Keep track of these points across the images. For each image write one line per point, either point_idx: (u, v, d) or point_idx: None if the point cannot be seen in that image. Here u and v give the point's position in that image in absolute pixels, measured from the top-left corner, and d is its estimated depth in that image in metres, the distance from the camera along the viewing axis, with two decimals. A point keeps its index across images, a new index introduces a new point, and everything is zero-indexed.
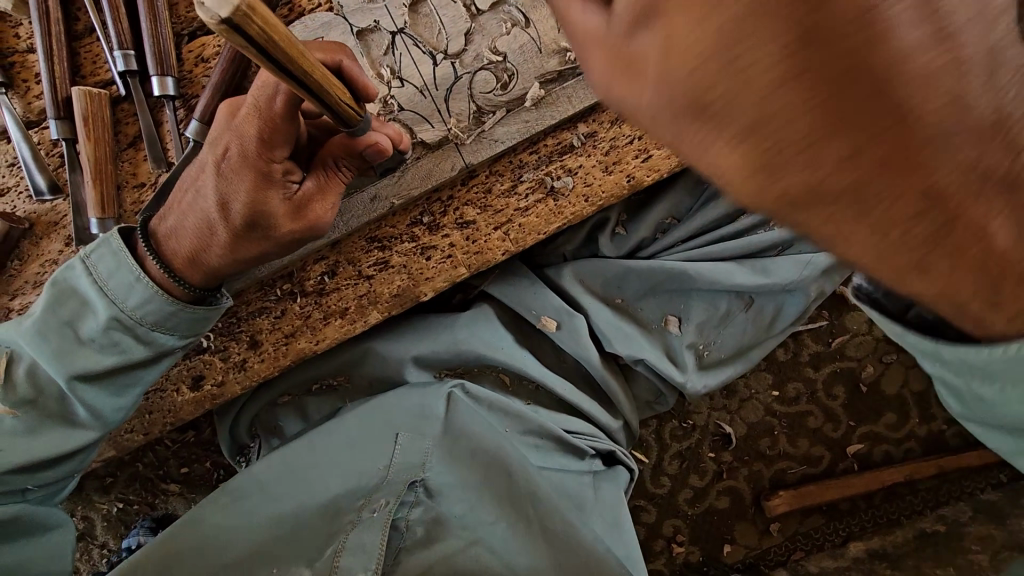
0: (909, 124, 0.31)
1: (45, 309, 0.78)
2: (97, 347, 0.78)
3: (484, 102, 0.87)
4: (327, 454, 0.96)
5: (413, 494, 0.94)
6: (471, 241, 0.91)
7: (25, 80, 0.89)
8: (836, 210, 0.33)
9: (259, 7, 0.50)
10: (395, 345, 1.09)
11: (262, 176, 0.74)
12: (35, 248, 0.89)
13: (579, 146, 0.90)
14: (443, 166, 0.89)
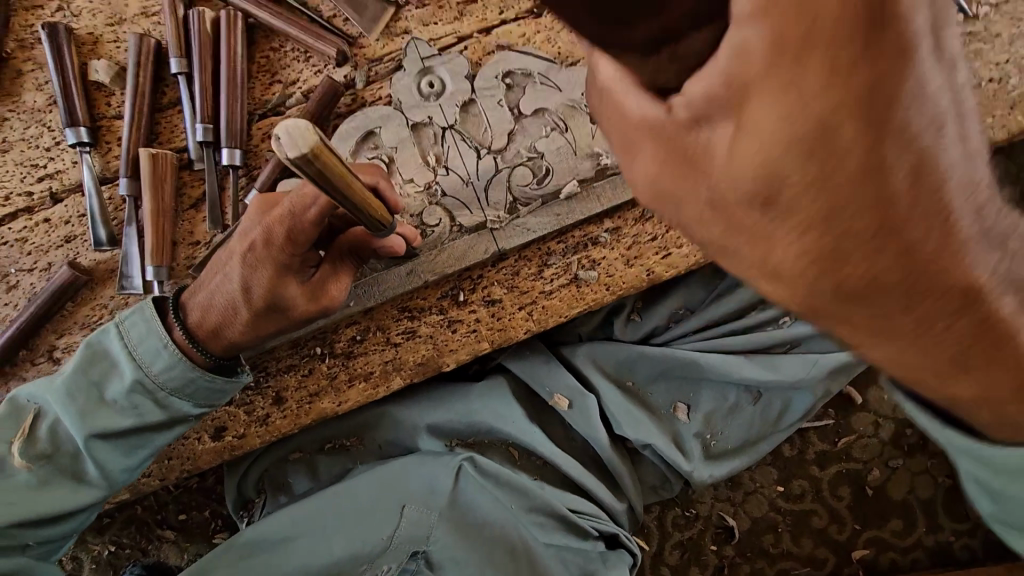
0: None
1: (75, 370, 0.83)
2: (119, 407, 0.84)
3: (520, 194, 0.94)
4: (337, 520, 0.98)
5: (415, 564, 0.97)
6: (496, 318, 0.98)
7: (108, 142, 0.98)
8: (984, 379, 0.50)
9: (323, 150, 0.55)
10: (410, 410, 1.12)
11: (282, 267, 0.80)
12: (89, 294, 0.97)
13: (604, 240, 0.97)
14: (476, 249, 0.94)
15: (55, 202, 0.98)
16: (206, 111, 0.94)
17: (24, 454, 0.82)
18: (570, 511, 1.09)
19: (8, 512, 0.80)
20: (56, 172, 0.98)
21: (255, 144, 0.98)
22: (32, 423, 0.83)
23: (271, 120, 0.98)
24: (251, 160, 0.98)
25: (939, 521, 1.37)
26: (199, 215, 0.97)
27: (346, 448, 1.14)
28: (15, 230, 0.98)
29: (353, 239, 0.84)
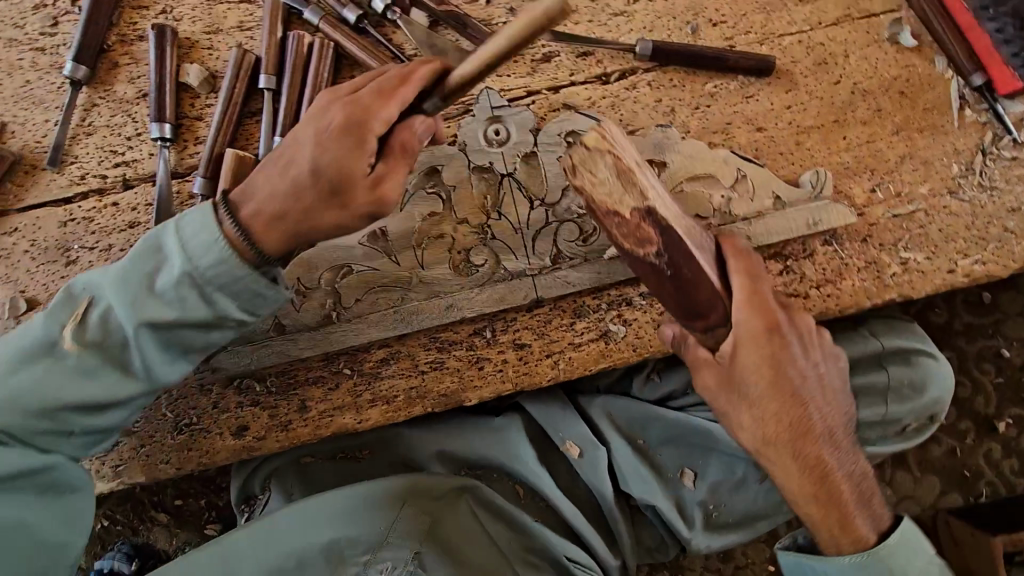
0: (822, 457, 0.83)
1: (49, 318, 0.80)
2: (77, 361, 0.79)
3: (566, 248, 0.97)
4: (342, 509, 0.99)
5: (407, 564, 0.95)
6: (523, 361, 1.01)
7: (186, 139, 1.04)
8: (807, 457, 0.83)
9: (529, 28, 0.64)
10: (424, 435, 1.16)
11: (359, 135, 0.76)
12: None
13: (638, 303, 1.01)
14: (516, 293, 0.98)
15: (126, 187, 1.04)
16: (284, 126, 1.01)
17: None
18: (566, 559, 1.06)
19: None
20: (132, 160, 1.04)
21: None
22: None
23: None
24: None
25: None
26: None
27: (357, 460, 1.17)
28: (84, 208, 1.03)
29: (413, 135, 0.79)
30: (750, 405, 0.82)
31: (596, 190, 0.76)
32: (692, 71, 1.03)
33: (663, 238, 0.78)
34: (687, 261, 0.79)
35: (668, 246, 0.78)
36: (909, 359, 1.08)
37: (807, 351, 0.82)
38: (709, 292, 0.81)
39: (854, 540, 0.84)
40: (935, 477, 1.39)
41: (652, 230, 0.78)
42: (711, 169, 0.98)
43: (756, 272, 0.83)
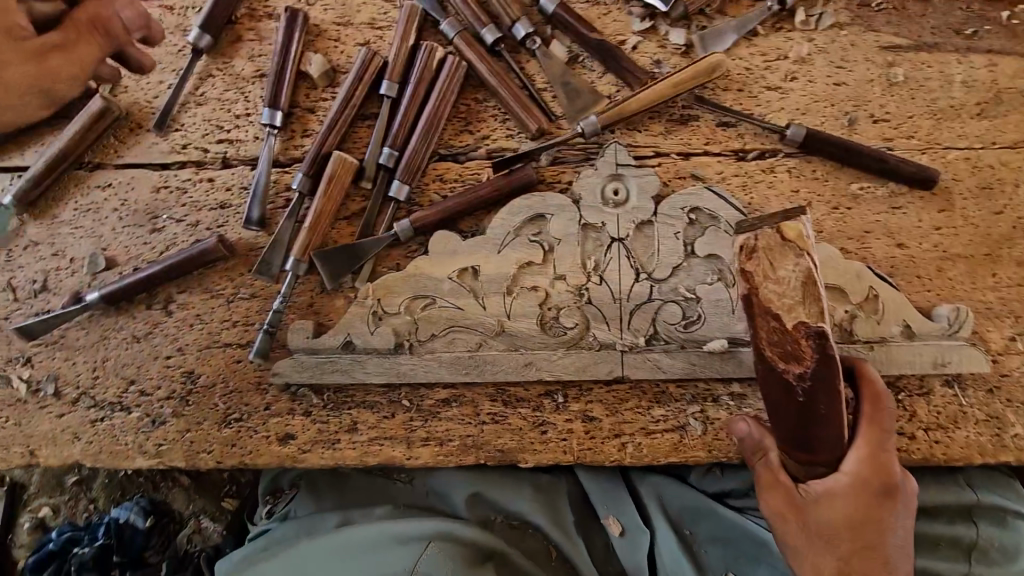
0: None
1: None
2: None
3: (663, 330, 0.90)
4: (361, 546, 0.99)
5: None
6: (590, 436, 0.94)
7: (294, 129, 1.00)
8: None
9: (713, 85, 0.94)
10: (463, 474, 1.09)
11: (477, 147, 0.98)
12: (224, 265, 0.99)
13: (725, 403, 0.93)
14: (598, 367, 0.91)
15: (225, 165, 1.00)
16: (397, 139, 0.96)
17: None
18: None
19: None
20: (236, 139, 1.01)
21: (426, 181, 0.98)
22: None
23: (450, 166, 0.98)
24: (416, 196, 0.98)
25: None
26: (350, 228, 0.98)
27: (392, 483, 1.13)
28: (179, 178, 1.01)
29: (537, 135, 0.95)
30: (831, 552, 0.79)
31: (767, 284, 0.72)
32: (838, 167, 0.94)
33: (817, 369, 0.73)
34: (828, 397, 0.74)
35: (817, 380, 0.74)
36: (1005, 521, 0.97)
37: (900, 521, 0.80)
38: (836, 435, 0.77)
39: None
40: None
41: (813, 356, 0.73)
42: (841, 280, 0.88)
43: (883, 430, 0.79)
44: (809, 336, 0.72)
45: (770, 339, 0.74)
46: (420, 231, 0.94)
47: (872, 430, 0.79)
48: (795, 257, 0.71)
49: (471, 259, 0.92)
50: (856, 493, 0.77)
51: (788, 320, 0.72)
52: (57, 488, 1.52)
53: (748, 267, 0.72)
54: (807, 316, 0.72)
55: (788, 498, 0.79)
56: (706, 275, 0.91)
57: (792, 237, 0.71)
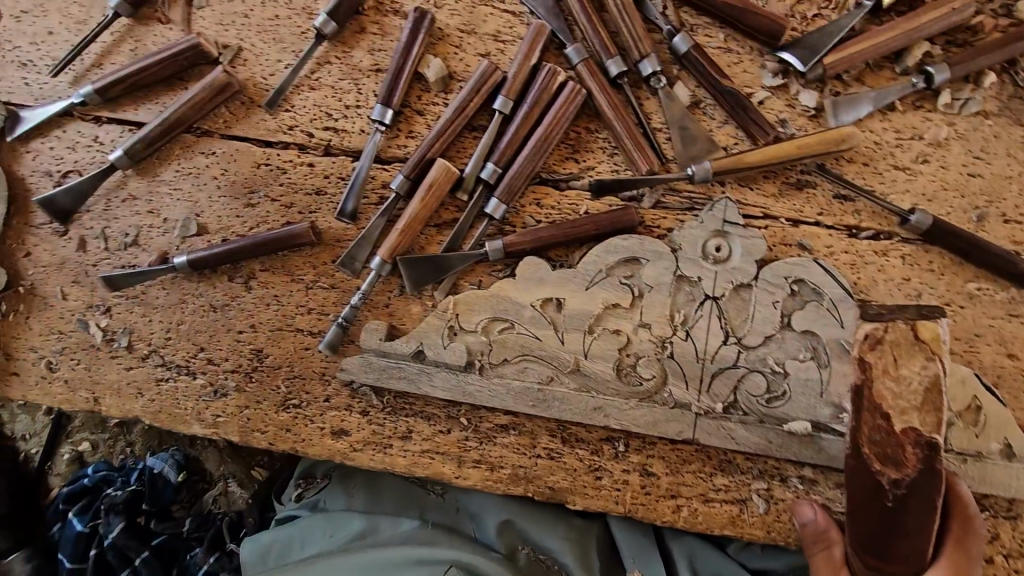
0: None
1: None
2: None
3: (743, 400, 0.87)
4: (388, 564, 1.01)
5: None
6: (645, 491, 0.92)
7: (400, 129, 0.99)
8: None
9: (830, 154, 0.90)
10: (497, 499, 1.07)
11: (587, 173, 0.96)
12: (310, 251, 0.99)
13: (792, 487, 0.89)
14: (670, 424, 0.88)
15: (327, 153, 1.01)
16: (503, 156, 0.94)
17: None
18: None
19: None
20: (343, 129, 1.01)
21: (522, 203, 0.96)
22: None
23: (549, 191, 0.96)
24: (510, 215, 0.96)
25: None
26: (439, 237, 0.97)
27: (425, 493, 1.12)
28: (280, 158, 1.01)
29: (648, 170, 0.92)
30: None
31: (884, 380, 0.69)
32: (958, 262, 0.89)
33: (917, 477, 0.69)
34: (920, 512, 0.70)
35: (912, 488, 0.69)
36: None
37: None
38: (918, 556, 0.71)
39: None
40: None
41: (915, 463, 0.69)
42: (944, 383, 0.83)
43: (971, 557, 0.73)
44: (917, 444, 0.68)
45: (870, 438, 0.70)
46: (509, 252, 0.92)
47: (957, 553, 0.73)
48: (924, 360, 0.68)
49: (558, 290, 0.91)
50: None
51: (898, 423, 0.69)
52: (100, 425, 1.57)
53: (867, 359, 0.71)
54: (922, 423, 0.68)
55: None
56: (799, 352, 0.86)
57: (926, 339, 0.68)
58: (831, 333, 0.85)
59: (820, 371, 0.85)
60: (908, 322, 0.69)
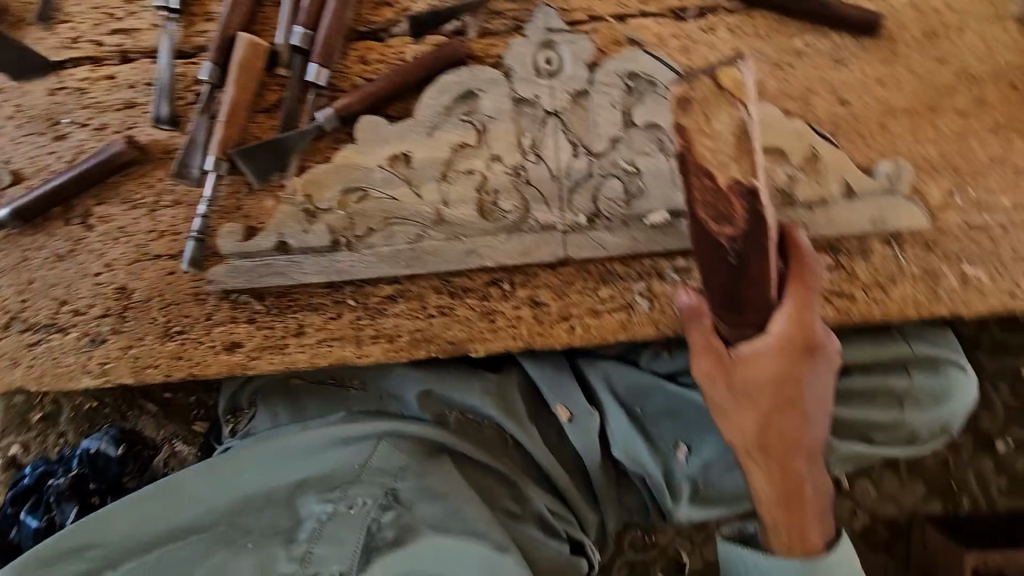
0: (786, 467, 0.85)
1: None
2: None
3: (604, 206, 0.88)
4: (312, 449, 1.05)
5: (387, 498, 0.97)
6: (539, 321, 0.93)
7: (194, 14, 0.91)
8: (775, 469, 0.85)
9: None
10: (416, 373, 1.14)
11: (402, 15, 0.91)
12: (142, 171, 0.93)
13: (672, 279, 0.92)
14: (541, 249, 0.89)
15: (126, 61, 0.92)
16: (308, 16, 0.88)
17: None
18: (547, 513, 1.11)
19: None
20: (134, 30, 0.92)
21: (347, 65, 0.91)
22: None
23: (372, 46, 0.91)
24: (337, 80, 0.91)
25: None
26: (271, 122, 0.92)
27: (345, 390, 1.15)
28: (77, 77, 0.92)
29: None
30: (753, 410, 0.82)
31: (703, 141, 0.71)
32: (781, 21, 0.90)
33: (747, 227, 0.72)
34: (756, 255, 0.73)
35: (747, 239, 0.73)
36: (935, 366, 1.05)
37: (824, 378, 0.82)
38: (762, 293, 0.76)
39: (801, 551, 0.88)
40: (921, 484, 1.40)
41: (741, 212, 0.72)
42: (780, 141, 0.87)
43: (812, 287, 0.78)
44: (741, 194, 0.72)
45: (703, 199, 0.72)
46: (343, 116, 0.88)
47: (801, 290, 0.77)
48: (728, 109, 0.71)
49: (402, 145, 0.88)
50: (778, 347, 0.78)
51: (720, 178, 0.71)
52: (22, 426, 1.50)
53: (684, 121, 0.71)
54: (741, 173, 0.71)
55: (717, 362, 0.80)
56: (646, 146, 0.87)
57: (729, 87, 0.71)
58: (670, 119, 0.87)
59: (668, 160, 0.87)
60: (710, 75, 0.71)
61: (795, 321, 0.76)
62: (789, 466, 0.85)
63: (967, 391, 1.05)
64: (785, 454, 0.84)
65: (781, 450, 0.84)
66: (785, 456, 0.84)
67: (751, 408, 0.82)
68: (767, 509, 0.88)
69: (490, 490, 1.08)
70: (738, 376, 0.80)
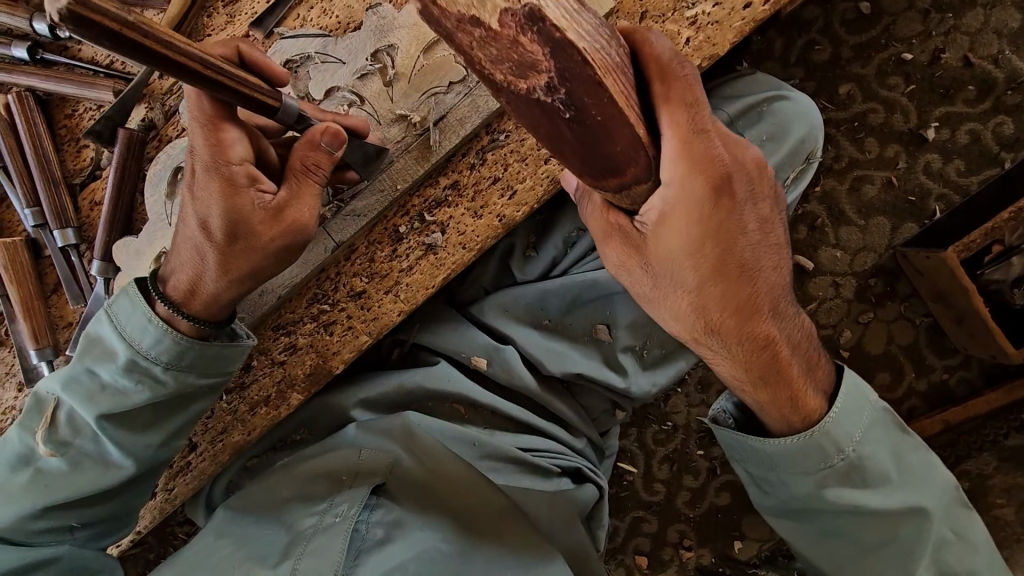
0: (762, 327, 0.88)
1: (76, 359, 0.87)
2: (123, 386, 0.86)
3: (338, 183, 0.92)
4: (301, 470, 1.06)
5: (373, 499, 1.02)
6: (366, 309, 0.96)
7: None
8: (725, 345, 0.88)
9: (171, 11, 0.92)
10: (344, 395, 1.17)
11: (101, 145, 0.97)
12: None
13: (447, 199, 0.94)
14: (316, 250, 0.95)
15: None
16: (26, 195, 0.95)
17: (48, 441, 0.88)
18: (522, 451, 1.14)
19: (49, 495, 0.88)
20: None
21: (86, 215, 0.99)
22: (52, 413, 0.88)
23: (94, 187, 0.98)
24: (87, 232, 0.99)
25: (928, 361, 1.40)
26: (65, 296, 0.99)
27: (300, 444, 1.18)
28: None
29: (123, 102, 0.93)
30: (746, 353, 0.89)
31: None
32: None
33: (559, 66, 0.61)
34: (598, 101, 0.63)
35: (567, 80, 0.62)
36: (760, 111, 1.05)
37: (747, 219, 0.83)
38: (629, 143, 0.69)
39: (794, 404, 0.89)
40: (882, 217, 1.38)
41: (542, 53, 0.60)
42: None
43: (692, 105, 0.74)
44: (526, 27, 0.59)
45: (491, 56, 0.62)
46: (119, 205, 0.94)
47: (676, 112, 0.72)
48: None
49: (154, 245, 0.93)
50: (745, 318, 0.87)
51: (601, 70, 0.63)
52: None
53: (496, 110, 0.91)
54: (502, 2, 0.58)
55: (712, 232, 0.81)
56: (338, 110, 0.90)
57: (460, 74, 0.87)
58: (341, 76, 0.90)
59: (364, 109, 0.90)
60: None
61: (680, 172, 0.75)
62: (770, 352, 0.88)
63: (805, 115, 1.05)
64: (749, 329, 0.87)
65: (747, 328, 0.87)
66: (768, 357, 0.88)
67: (678, 287, 0.84)
68: (749, 376, 0.90)
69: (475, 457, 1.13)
70: (718, 247, 0.82)
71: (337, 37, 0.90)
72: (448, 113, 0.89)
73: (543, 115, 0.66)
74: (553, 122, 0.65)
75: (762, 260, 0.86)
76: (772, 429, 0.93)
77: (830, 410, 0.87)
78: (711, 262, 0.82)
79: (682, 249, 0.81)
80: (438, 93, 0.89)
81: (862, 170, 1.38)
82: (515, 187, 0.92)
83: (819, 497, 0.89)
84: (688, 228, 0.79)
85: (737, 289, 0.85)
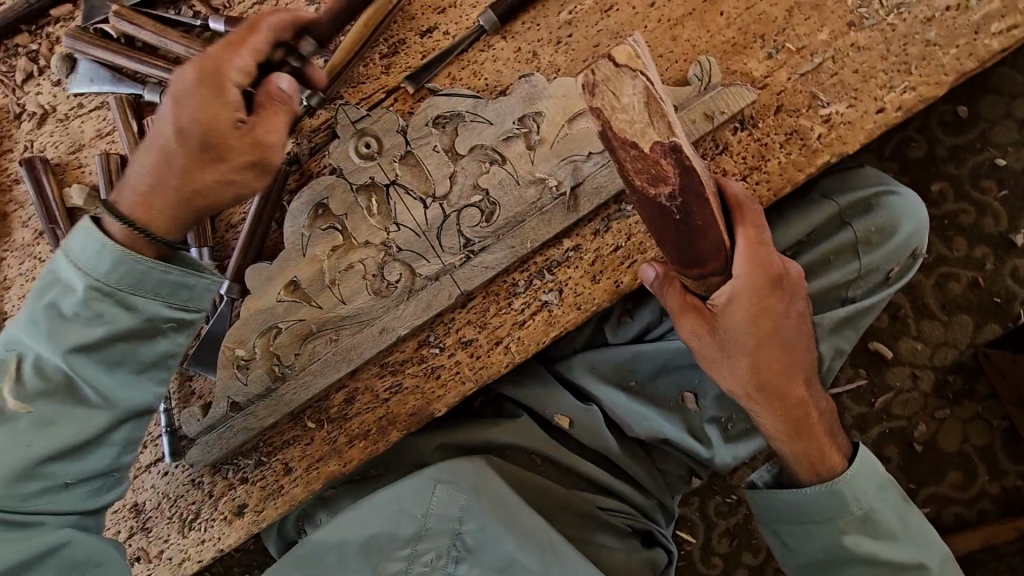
0: (804, 404, 0.91)
1: (34, 303, 0.78)
2: (87, 319, 0.77)
3: (471, 235, 0.95)
4: (376, 505, 1.04)
5: (455, 550, 1.02)
6: (475, 358, 0.99)
7: None
8: (767, 412, 0.91)
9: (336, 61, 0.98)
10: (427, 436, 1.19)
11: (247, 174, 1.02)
12: None
13: (568, 259, 0.97)
14: (440, 296, 0.97)
15: None
16: None
17: (17, 395, 0.77)
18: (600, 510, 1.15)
19: (32, 452, 0.76)
20: None
21: (221, 236, 1.04)
22: (16, 367, 0.78)
23: (231, 211, 1.04)
24: (219, 252, 1.04)
25: (1003, 466, 1.38)
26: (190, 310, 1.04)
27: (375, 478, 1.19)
28: None
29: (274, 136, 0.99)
30: (784, 421, 0.91)
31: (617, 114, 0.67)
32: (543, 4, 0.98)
33: (683, 181, 0.71)
34: (702, 209, 0.73)
35: (684, 192, 0.71)
36: (870, 204, 1.08)
37: (797, 309, 0.88)
38: (717, 240, 0.77)
39: (828, 473, 0.91)
40: (964, 315, 1.38)
41: (672, 171, 0.70)
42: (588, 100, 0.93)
43: (761, 226, 0.82)
44: (668, 154, 0.69)
45: (634, 168, 0.70)
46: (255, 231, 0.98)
47: (749, 226, 0.81)
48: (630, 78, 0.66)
49: (287, 274, 0.97)
50: (786, 394, 0.89)
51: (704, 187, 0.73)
52: None
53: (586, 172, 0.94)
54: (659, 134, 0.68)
55: (768, 313, 0.84)
56: (479, 166, 0.95)
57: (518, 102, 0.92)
58: (487, 135, 0.95)
59: (504, 168, 0.95)
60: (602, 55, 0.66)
61: (749, 263, 0.80)
62: (806, 423, 0.91)
63: (914, 210, 1.07)
64: (790, 404, 0.90)
65: (788, 401, 0.90)
66: (807, 429, 0.91)
67: (737, 354, 0.86)
68: (789, 444, 0.92)
69: (553, 513, 1.11)
70: (774, 327, 0.85)
71: (486, 99, 0.95)
72: (585, 181, 0.94)
73: (656, 216, 0.73)
74: (660, 214, 0.73)
75: (806, 341, 0.90)
76: (792, 485, 0.94)
77: (851, 466, 0.90)
78: (766, 339, 0.86)
79: (739, 319, 0.83)
80: (576, 161, 0.93)
81: (949, 267, 1.39)
82: (637, 256, 0.96)
83: (835, 547, 0.89)
84: (749, 307, 0.83)
85: (781, 365, 0.88)
